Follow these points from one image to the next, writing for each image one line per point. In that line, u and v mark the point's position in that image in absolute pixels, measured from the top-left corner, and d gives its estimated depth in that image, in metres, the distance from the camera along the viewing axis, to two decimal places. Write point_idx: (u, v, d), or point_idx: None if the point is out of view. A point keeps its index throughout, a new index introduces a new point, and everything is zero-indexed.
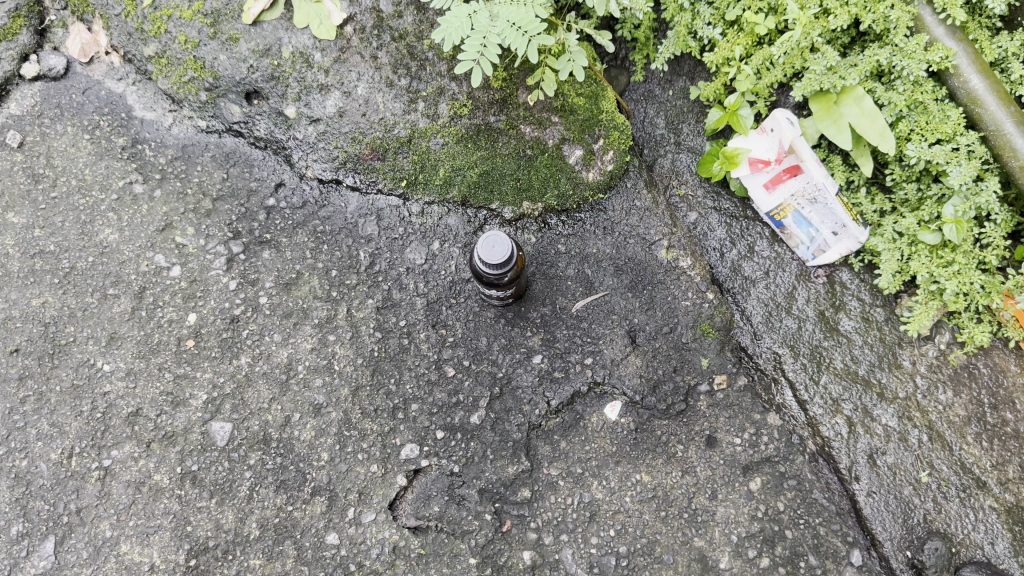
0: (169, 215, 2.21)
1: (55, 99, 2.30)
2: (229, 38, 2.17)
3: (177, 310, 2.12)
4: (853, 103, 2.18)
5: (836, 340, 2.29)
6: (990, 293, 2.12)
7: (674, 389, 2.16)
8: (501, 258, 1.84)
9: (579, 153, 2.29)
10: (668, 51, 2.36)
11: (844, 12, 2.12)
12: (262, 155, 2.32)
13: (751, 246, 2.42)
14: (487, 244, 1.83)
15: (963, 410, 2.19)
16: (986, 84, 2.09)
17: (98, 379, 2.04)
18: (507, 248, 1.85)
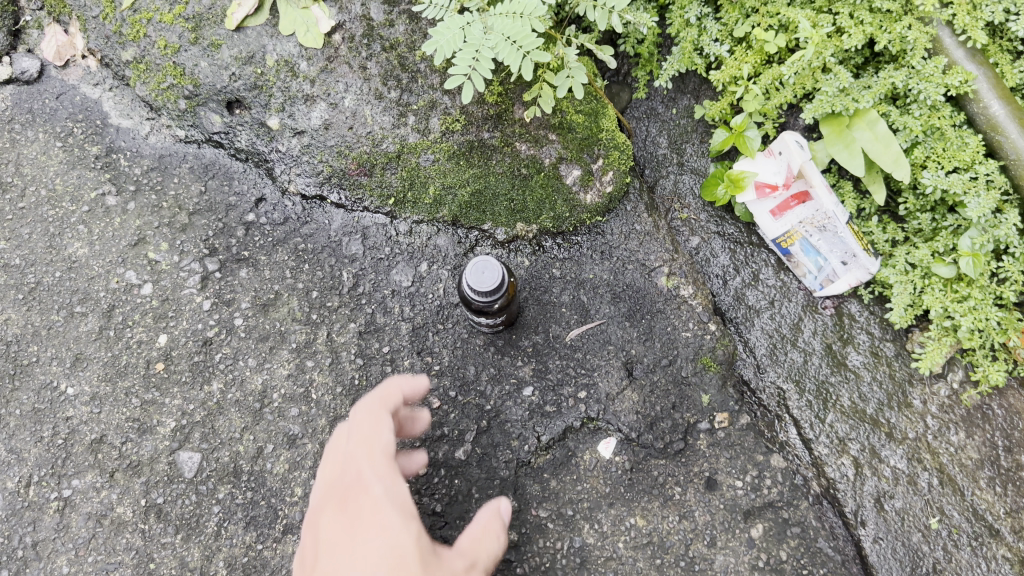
0: (142, 229, 2.09)
1: (27, 103, 2.20)
2: (210, 44, 2.07)
3: (146, 331, 2.00)
4: (866, 127, 2.07)
5: (843, 376, 2.19)
6: (1006, 331, 2.02)
7: (672, 427, 2.03)
8: (490, 286, 1.71)
9: (577, 173, 2.18)
10: (673, 68, 2.25)
11: (858, 31, 2.03)
12: (243, 168, 2.19)
13: (756, 274, 2.31)
14: (476, 271, 1.71)
15: (976, 453, 2.08)
16: (1007, 110, 1.99)
17: (60, 403, 1.93)
18: (498, 276, 1.72)
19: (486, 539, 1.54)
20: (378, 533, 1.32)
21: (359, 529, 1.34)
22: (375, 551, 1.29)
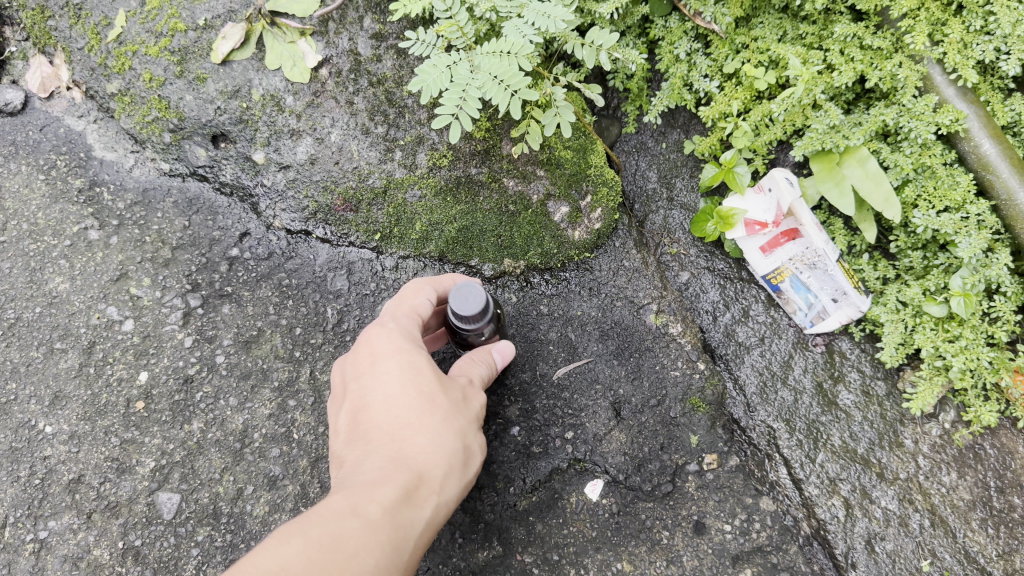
0: (124, 264, 2.06)
1: (10, 135, 2.18)
2: (196, 77, 2.05)
3: (127, 368, 1.97)
4: (857, 163, 2.04)
5: (833, 415, 2.15)
6: (998, 370, 1.97)
7: (660, 468, 2.02)
8: (473, 312, 1.58)
9: (565, 210, 2.17)
10: (662, 103, 2.23)
11: (848, 69, 2.02)
12: (228, 203, 2.17)
13: (746, 310, 2.28)
14: (461, 294, 1.57)
15: (968, 493, 2.05)
16: (998, 149, 1.97)
17: (38, 443, 1.90)
18: (487, 303, 1.60)
19: (481, 361, 1.66)
20: (395, 353, 1.46)
21: (383, 348, 1.47)
22: (408, 384, 1.42)
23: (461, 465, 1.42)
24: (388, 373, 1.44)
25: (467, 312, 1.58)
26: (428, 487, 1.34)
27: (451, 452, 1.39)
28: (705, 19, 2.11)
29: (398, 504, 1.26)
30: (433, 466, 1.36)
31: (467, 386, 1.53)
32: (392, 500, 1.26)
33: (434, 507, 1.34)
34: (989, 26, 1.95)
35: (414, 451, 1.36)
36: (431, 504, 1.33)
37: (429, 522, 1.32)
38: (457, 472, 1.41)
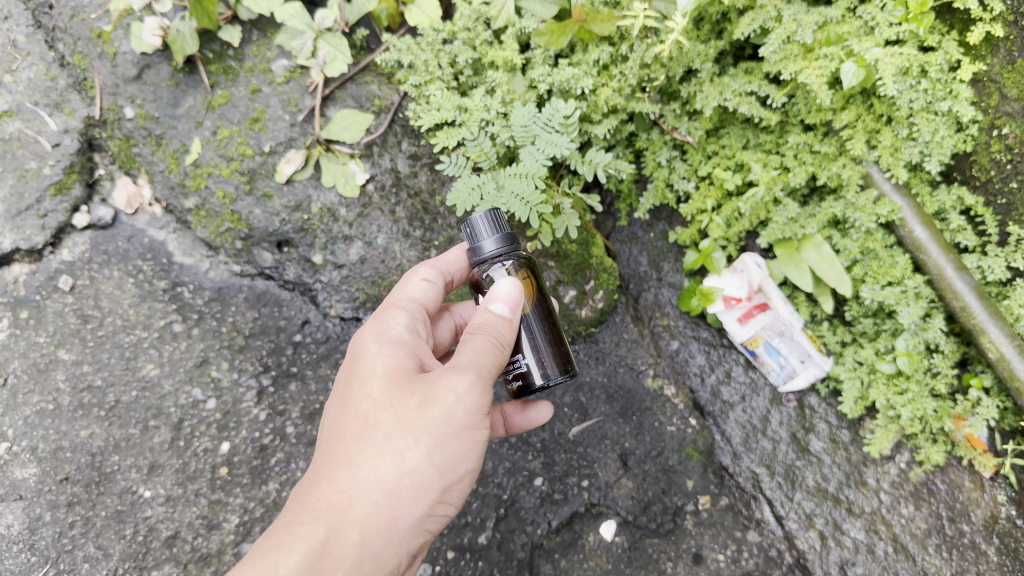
0: (206, 351, 2.48)
1: (103, 246, 2.58)
2: (263, 194, 2.48)
3: (211, 439, 2.38)
4: (813, 248, 2.46)
5: (807, 460, 2.53)
6: (942, 416, 2.34)
7: (663, 509, 2.42)
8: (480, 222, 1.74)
9: (573, 293, 2.60)
10: (649, 202, 2.67)
11: (801, 171, 2.41)
12: (290, 296, 2.63)
13: (729, 372, 2.67)
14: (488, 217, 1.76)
15: (924, 523, 2.41)
16: (928, 234, 2.31)
17: (140, 505, 2.28)
18: (490, 218, 1.72)
19: (493, 317, 1.57)
20: (356, 375, 1.54)
21: (351, 375, 1.56)
22: (354, 416, 1.49)
23: (404, 492, 1.42)
24: (345, 407, 1.52)
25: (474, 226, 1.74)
26: (346, 535, 1.36)
27: (384, 486, 1.41)
28: (681, 133, 2.55)
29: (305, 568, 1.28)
30: (357, 509, 1.38)
31: (438, 382, 1.46)
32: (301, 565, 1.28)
33: (356, 557, 1.35)
34: (913, 133, 2.25)
35: (342, 498, 1.39)
36: (349, 556, 1.35)
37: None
38: (394, 506, 1.42)
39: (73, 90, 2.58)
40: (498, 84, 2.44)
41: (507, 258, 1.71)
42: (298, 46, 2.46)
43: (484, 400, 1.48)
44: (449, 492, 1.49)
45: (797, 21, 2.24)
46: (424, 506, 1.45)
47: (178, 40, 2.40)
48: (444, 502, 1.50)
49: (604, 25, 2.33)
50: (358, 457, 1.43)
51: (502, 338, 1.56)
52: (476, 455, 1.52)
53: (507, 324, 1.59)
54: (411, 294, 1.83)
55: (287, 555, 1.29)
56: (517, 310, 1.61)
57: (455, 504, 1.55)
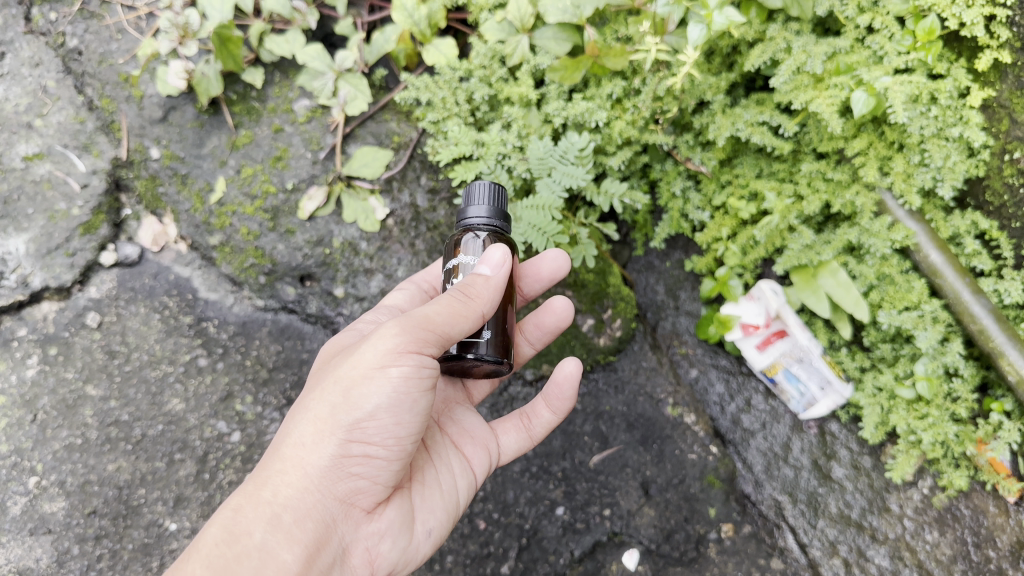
0: (230, 385, 2.55)
1: (129, 282, 2.65)
2: (286, 230, 2.59)
3: (236, 472, 2.44)
4: (829, 274, 2.46)
5: (829, 487, 2.51)
6: (964, 441, 2.30)
7: (686, 538, 2.45)
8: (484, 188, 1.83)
9: (591, 322, 2.67)
10: (664, 231, 2.72)
11: (815, 199, 2.43)
12: (313, 329, 2.69)
13: (749, 400, 2.68)
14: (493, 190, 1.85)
15: (949, 548, 2.38)
16: (944, 258, 2.30)
17: (166, 538, 2.32)
18: (488, 189, 1.82)
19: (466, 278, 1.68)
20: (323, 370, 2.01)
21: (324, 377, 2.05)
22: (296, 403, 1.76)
23: (308, 439, 1.62)
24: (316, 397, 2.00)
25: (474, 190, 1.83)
26: (261, 496, 1.59)
27: (295, 447, 1.63)
28: (695, 163, 2.60)
29: (219, 534, 1.53)
30: (274, 469, 1.62)
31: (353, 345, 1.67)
32: (216, 533, 1.53)
33: (268, 511, 1.57)
34: (925, 160, 2.26)
35: (265, 462, 1.66)
36: (262, 513, 1.57)
37: (266, 534, 1.54)
38: (303, 458, 1.61)
39: (101, 133, 2.67)
40: (514, 119, 2.51)
41: (490, 232, 1.80)
42: (319, 86, 2.55)
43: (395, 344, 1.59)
44: (363, 430, 1.59)
45: (806, 52, 2.28)
46: (333, 448, 1.61)
47: (202, 82, 2.48)
48: (359, 438, 1.60)
49: (617, 59, 2.37)
50: (285, 431, 1.67)
51: (467, 290, 1.65)
52: (392, 386, 1.57)
53: (485, 282, 1.67)
54: (363, 322, 2.11)
55: (212, 524, 1.57)
56: (501, 271, 1.69)
57: (388, 441, 1.62)
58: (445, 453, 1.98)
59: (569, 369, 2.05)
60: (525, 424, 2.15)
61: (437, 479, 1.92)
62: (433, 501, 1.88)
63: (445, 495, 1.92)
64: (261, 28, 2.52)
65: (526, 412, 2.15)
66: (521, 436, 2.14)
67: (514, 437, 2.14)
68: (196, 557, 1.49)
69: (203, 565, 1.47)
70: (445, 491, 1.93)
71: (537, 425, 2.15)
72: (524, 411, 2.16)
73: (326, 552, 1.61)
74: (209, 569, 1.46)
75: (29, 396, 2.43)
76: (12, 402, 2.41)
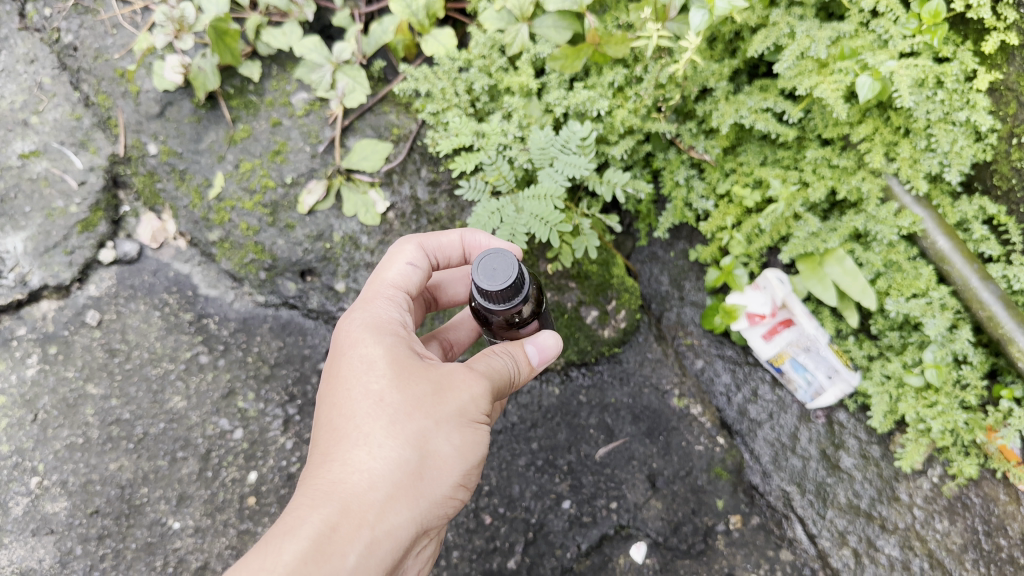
0: (232, 381, 2.52)
1: (129, 280, 2.62)
2: (286, 225, 2.57)
3: (239, 469, 2.41)
4: (835, 262, 2.42)
5: (837, 477, 2.49)
6: (973, 429, 2.27)
7: (694, 530, 2.45)
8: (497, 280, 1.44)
9: (595, 313, 2.69)
10: (668, 221, 2.70)
11: (820, 185, 2.39)
12: (314, 324, 2.66)
13: (755, 390, 2.65)
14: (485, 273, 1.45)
15: (959, 538, 2.34)
16: (952, 244, 2.27)
17: (169, 536, 2.30)
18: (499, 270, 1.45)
19: (524, 355, 1.62)
20: (350, 358, 1.52)
21: (342, 363, 1.53)
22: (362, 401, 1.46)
23: (426, 472, 1.41)
24: (335, 396, 1.49)
25: (489, 291, 1.44)
26: (364, 516, 1.33)
27: (392, 461, 1.39)
28: (698, 151, 2.56)
29: (313, 552, 1.26)
30: (375, 495, 1.36)
31: (461, 374, 1.49)
32: (312, 555, 1.25)
33: (370, 535, 1.33)
34: (932, 145, 2.22)
35: (353, 483, 1.37)
36: (362, 536, 1.32)
37: (362, 560, 1.30)
38: (415, 489, 1.40)
39: (98, 129, 2.64)
40: (514, 109, 2.48)
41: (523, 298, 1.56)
42: (317, 78, 2.52)
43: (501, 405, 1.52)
44: (468, 477, 1.49)
45: (810, 36, 2.24)
46: (446, 489, 1.44)
47: (200, 76, 2.44)
48: (462, 484, 1.49)
49: (618, 47, 2.34)
50: (374, 442, 1.41)
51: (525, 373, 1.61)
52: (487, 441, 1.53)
53: (529, 369, 1.64)
54: (390, 279, 1.74)
55: (293, 547, 1.26)
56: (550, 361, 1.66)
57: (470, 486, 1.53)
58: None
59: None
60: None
61: None
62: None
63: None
64: (258, 22, 2.50)
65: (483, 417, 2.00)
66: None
67: None
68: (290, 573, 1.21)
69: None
70: None
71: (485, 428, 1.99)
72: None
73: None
74: None
75: (30, 396, 2.42)
76: (13, 402, 2.41)
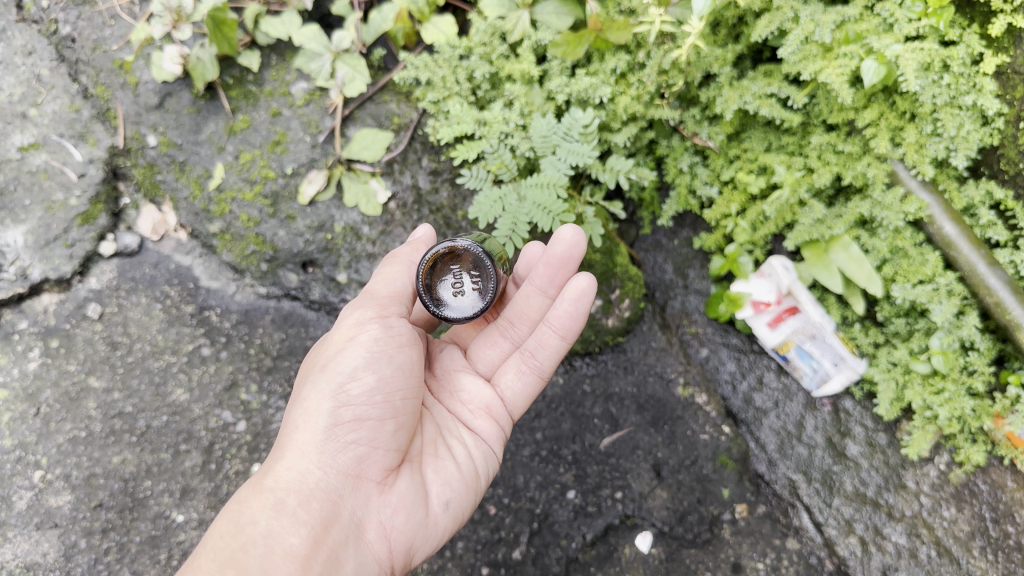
0: (234, 373, 2.52)
1: (130, 272, 2.62)
2: (287, 216, 2.56)
3: (242, 462, 2.41)
4: (841, 249, 2.39)
5: (844, 464, 2.47)
6: (981, 416, 2.25)
7: (700, 519, 2.44)
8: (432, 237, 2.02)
9: (599, 303, 2.64)
10: (672, 209, 2.67)
11: (826, 171, 2.36)
12: (316, 316, 2.66)
13: (761, 378, 2.64)
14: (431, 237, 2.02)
15: (966, 524, 2.33)
16: (959, 230, 2.22)
17: (173, 529, 2.31)
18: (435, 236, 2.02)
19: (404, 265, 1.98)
20: None
21: None
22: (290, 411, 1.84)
23: (305, 421, 1.68)
24: None
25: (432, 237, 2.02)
26: (264, 485, 1.64)
27: (290, 432, 1.70)
28: (702, 138, 2.54)
29: (226, 528, 1.56)
30: (276, 461, 1.68)
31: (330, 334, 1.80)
32: (222, 528, 1.57)
33: (273, 498, 1.61)
34: (938, 129, 2.19)
35: (269, 463, 1.70)
36: (267, 503, 1.60)
37: (271, 521, 1.57)
38: (302, 439, 1.67)
39: (97, 121, 2.62)
40: (515, 96, 2.46)
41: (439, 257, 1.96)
42: (317, 67, 2.48)
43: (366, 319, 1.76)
44: (348, 392, 1.67)
45: (814, 21, 2.21)
46: (324, 418, 1.67)
47: (198, 67, 2.41)
48: (347, 401, 1.67)
49: (620, 33, 2.29)
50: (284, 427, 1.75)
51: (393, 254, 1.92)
52: (364, 348, 1.71)
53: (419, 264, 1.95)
54: None
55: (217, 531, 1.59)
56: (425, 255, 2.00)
57: (376, 400, 1.68)
58: (453, 427, 1.97)
59: (582, 283, 1.94)
60: (531, 366, 2.02)
61: (449, 452, 1.91)
62: (447, 471, 1.86)
63: (460, 466, 1.89)
64: (256, 10, 2.46)
65: (528, 351, 2.01)
66: (531, 379, 2.04)
67: (521, 382, 2.04)
68: (204, 550, 1.53)
69: (211, 554, 1.51)
70: (459, 461, 1.90)
71: (543, 359, 2.00)
72: (529, 352, 2.02)
73: (336, 530, 1.62)
74: (214, 560, 1.50)
75: (32, 389, 2.42)
76: (15, 396, 2.41)
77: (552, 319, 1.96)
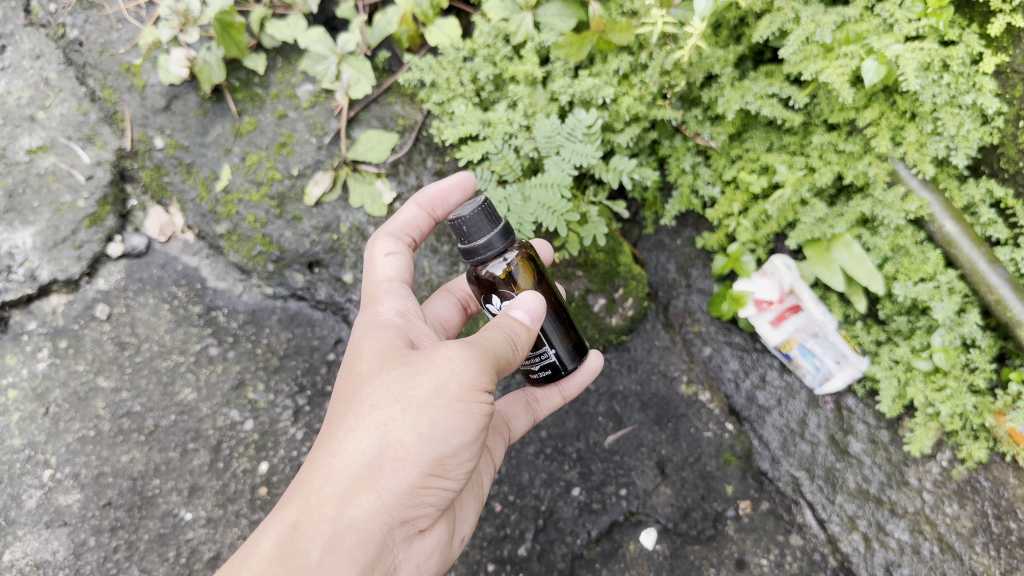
0: (241, 373, 2.54)
1: (138, 273, 2.65)
2: (293, 217, 2.58)
3: (250, 460, 2.43)
4: (843, 248, 2.42)
5: (847, 462, 2.48)
6: (983, 412, 2.25)
7: (703, 515, 2.48)
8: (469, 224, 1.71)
9: (602, 302, 2.71)
10: (675, 209, 2.69)
11: (827, 170, 2.38)
12: (322, 316, 2.69)
13: (763, 376, 2.65)
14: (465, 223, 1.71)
15: (969, 521, 2.33)
16: (959, 228, 2.24)
17: (181, 527, 2.33)
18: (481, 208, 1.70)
19: (511, 320, 1.62)
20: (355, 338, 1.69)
21: (348, 360, 1.67)
22: (349, 396, 1.57)
23: (386, 462, 1.47)
24: (340, 387, 1.62)
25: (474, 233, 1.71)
26: (324, 512, 1.45)
27: (362, 462, 1.47)
28: (704, 138, 2.56)
29: (276, 552, 1.39)
30: (338, 487, 1.47)
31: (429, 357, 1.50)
32: (272, 551, 1.39)
33: (331, 529, 1.43)
34: (938, 128, 2.20)
35: (321, 474, 1.49)
36: (323, 531, 1.43)
37: (326, 555, 1.41)
38: (377, 483, 1.47)
39: (105, 124, 2.65)
40: (519, 98, 2.48)
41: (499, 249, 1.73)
42: (322, 70, 2.51)
43: (482, 376, 1.49)
44: (445, 465, 1.50)
45: (815, 21, 2.23)
46: (412, 477, 1.48)
47: (205, 70, 2.44)
48: (438, 471, 1.50)
49: (622, 34, 2.31)
50: (342, 436, 1.51)
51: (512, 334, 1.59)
52: (474, 426, 1.50)
53: (525, 331, 1.63)
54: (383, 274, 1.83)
55: (261, 544, 1.42)
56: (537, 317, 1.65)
57: (461, 472, 1.54)
58: None
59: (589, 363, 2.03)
60: (532, 408, 2.07)
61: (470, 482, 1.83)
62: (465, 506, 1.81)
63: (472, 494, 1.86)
64: (262, 13, 2.47)
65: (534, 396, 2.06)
66: (528, 420, 2.07)
67: (524, 420, 2.05)
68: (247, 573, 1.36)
69: None
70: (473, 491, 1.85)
71: (544, 408, 2.07)
72: (533, 395, 2.07)
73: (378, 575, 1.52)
74: None
75: (41, 389, 2.44)
76: (24, 396, 2.43)
77: (566, 385, 2.04)
